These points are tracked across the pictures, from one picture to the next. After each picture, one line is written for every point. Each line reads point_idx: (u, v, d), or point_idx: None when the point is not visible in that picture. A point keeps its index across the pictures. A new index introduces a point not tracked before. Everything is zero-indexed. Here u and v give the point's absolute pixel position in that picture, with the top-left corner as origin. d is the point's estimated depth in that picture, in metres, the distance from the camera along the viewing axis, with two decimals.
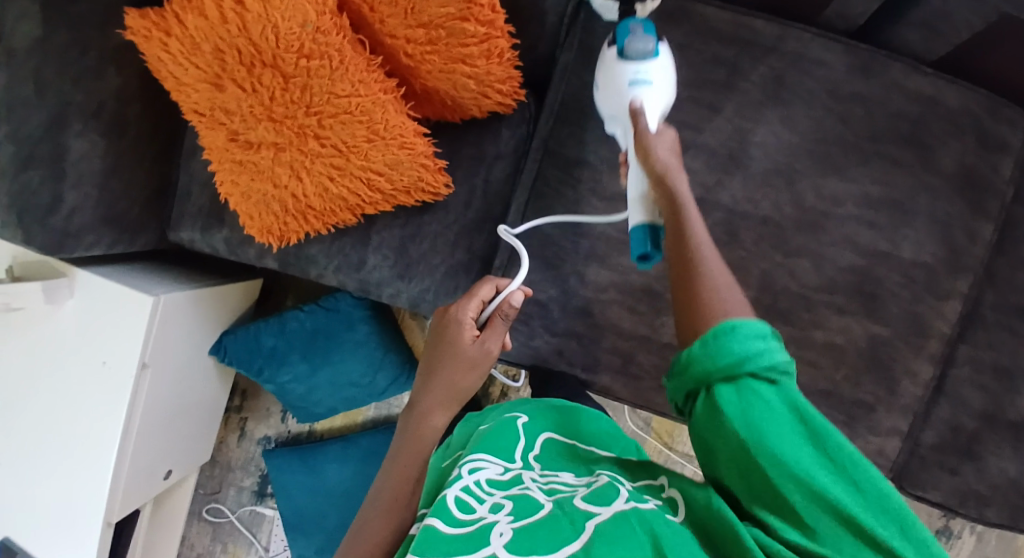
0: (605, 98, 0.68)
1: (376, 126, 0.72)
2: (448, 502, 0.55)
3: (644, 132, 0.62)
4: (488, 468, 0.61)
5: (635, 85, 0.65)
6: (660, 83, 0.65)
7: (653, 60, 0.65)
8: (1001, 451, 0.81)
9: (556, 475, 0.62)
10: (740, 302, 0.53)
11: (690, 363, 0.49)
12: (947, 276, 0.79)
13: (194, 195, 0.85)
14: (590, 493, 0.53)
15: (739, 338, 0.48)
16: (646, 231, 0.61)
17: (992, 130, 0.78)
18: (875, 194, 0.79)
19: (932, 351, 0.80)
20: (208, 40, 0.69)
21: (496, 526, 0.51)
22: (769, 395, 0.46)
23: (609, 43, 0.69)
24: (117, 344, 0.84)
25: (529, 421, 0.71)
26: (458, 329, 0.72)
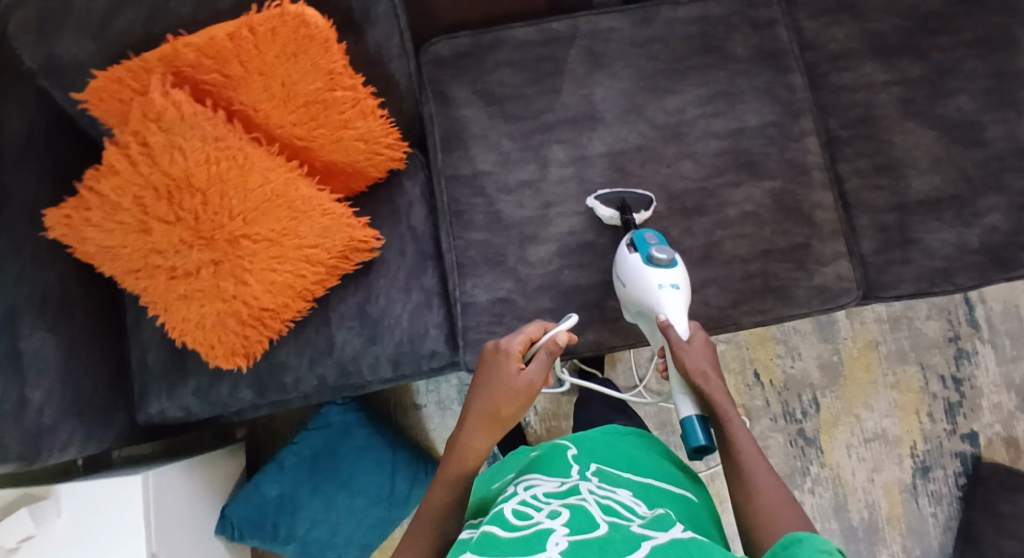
0: (633, 295, 0.83)
1: (295, 203, 0.81)
2: (509, 513, 0.65)
3: (678, 346, 0.75)
4: (545, 485, 0.72)
5: (660, 294, 0.80)
6: (677, 291, 0.80)
7: (669, 269, 0.80)
8: (930, 227, 0.92)
9: (611, 491, 0.70)
10: (793, 507, 0.64)
11: None
12: (793, 122, 0.94)
13: (151, 363, 0.88)
14: (644, 522, 0.63)
15: (807, 549, 0.52)
16: (699, 426, 0.74)
17: (757, 13, 0.97)
18: (706, 93, 0.95)
19: (821, 181, 0.93)
20: (125, 193, 0.76)
21: (553, 535, 0.59)
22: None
23: (628, 245, 0.84)
24: (119, 543, 0.80)
25: (580, 451, 0.80)
26: (504, 359, 0.77)
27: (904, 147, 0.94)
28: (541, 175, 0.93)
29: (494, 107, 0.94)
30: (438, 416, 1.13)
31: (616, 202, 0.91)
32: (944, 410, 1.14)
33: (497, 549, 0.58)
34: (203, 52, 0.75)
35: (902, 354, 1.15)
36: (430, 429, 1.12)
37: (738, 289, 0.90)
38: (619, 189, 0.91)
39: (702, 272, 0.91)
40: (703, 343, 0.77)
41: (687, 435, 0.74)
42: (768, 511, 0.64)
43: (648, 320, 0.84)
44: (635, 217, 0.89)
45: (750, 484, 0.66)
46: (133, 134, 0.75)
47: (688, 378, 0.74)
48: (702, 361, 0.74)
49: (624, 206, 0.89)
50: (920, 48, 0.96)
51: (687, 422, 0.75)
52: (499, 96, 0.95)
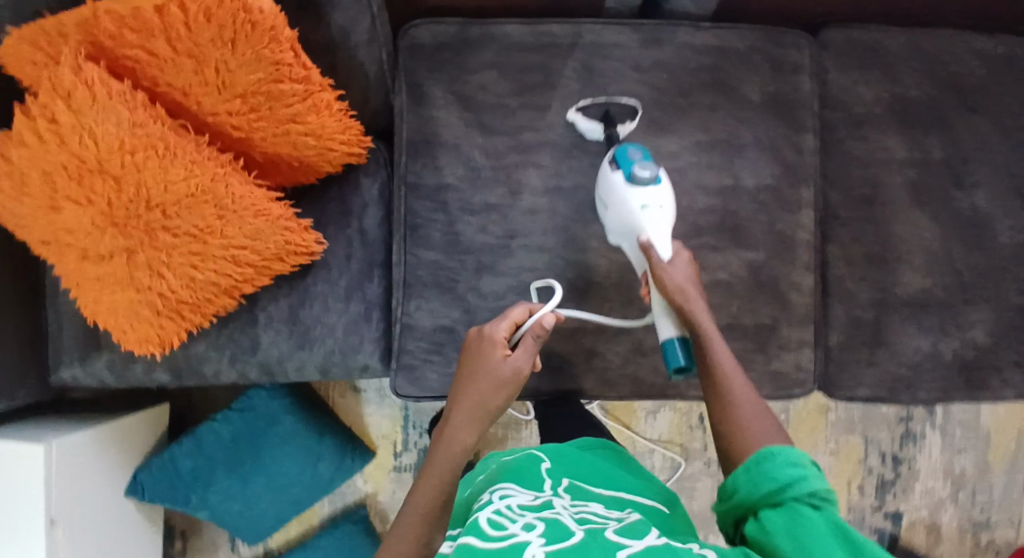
0: (615, 216, 0.76)
1: (223, 202, 0.74)
2: (480, 523, 0.54)
3: (658, 264, 0.69)
4: (517, 496, 0.62)
5: (642, 211, 0.72)
6: (662, 211, 0.72)
7: (655, 187, 0.73)
8: (907, 331, 0.86)
9: (585, 504, 0.63)
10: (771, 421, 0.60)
11: (735, 490, 0.55)
12: (791, 190, 0.86)
13: (66, 330, 0.83)
14: (620, 528, 0.55)
15: (779, 465, 0.53)
16: (679, 344, 0.68)
17: (782, 56, 0.86)
18: (705, 139, 0.85)
19: (805, 260, 0.86)
20: (33, 167, 0.69)
21: (528, 547, 0.49)
22: (812, 515, 0.50)
23: (610, 163, 0.76)
24: (16, 507, 0.78)
25: (553, 466, 0.71)
26: (490, 348, 0.69)
27: (904, 239, 0.86)
28: (509, 201, 0.85)
29: (471, 114, 0.85)
30: (375, 402, 1.12)
31: (597, 113, 0.85)
32: (876, 485, 1.13)
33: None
34: (126, 25, 0.66)
35: (850, 424, 1.12)
36: (365, 414, 1.12)
37: None
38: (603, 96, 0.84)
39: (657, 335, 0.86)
40: (686, 263, 0.70)
41: (667, 357, 0.68)
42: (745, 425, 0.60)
43: (630, 242, 0.76)
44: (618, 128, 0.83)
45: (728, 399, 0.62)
46: (43, 107, 0.67)
47: (667, 297, 0.68)
48: (685, 278, 0.68)
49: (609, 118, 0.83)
50: (949, 125, 0.87)
51: (667, 343, 0.69)
52: (480, 102, 0.85)
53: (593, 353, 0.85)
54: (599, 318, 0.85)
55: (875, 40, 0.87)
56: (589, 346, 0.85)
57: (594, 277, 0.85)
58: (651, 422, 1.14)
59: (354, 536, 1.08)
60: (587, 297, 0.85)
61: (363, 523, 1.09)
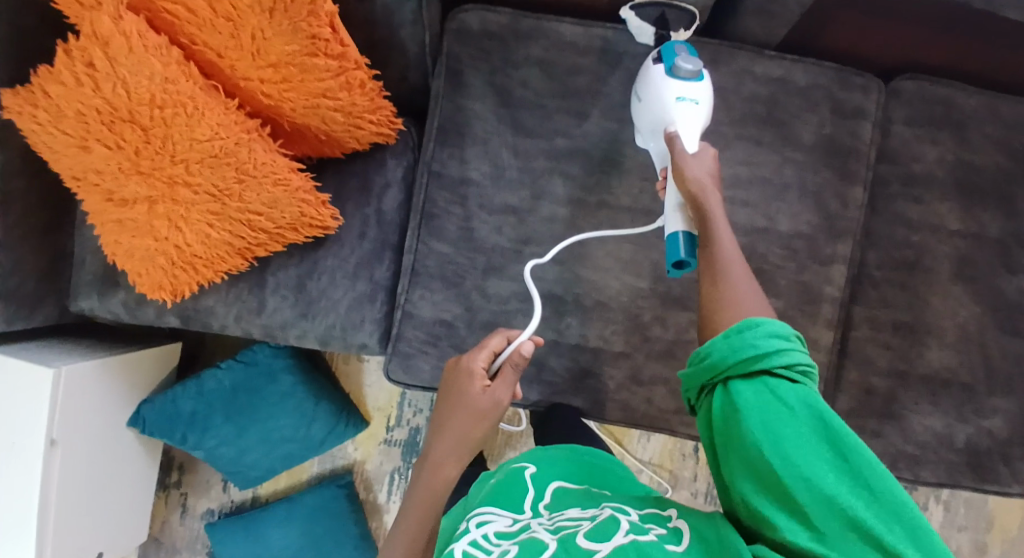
0: (646, 113, 0.71)
1: (244, 166, 0.74)
2: None
3: (679, 155, 0.64)
4: (496, 522, 0.62)
5: (676, 103, 0.68)
6: (697, 107, 0.68)
7: (694, 83, 0.68)
8: (922, 408, 0.82)
9: (562, 513, 0.62)
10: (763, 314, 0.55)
11: (709, 356, 0.53)
12: (827, 242, 0.81)
13: (89, 260, 0.86)
14: (591, 530, 0.54)
15: (759, 336, 0.51)
16: (683, 238, 0.63)
17: (845, 98, 0.81)
18: (745, 174, 0.81)
19: (828, 316, 0.82)
20: (67, 105, 0.69)
21: None
22: (787, 393, 0.49)
23: (652, 60, 0.72)
24: (21, 424, 0.83)
25: (537, 471, 0.71)
26: (467, 378, 0.69)
27: (937, 312, 0.82)
28: (530, 206, 0.83)
29: (507, 111, 0.83)
30: (376, 373, 1.15)
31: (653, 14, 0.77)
32: None
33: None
34: None
35: None
36: (365, 384, 1.15)
37: (686, 399, 0.84)
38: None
39: (656, 366, 0.84)
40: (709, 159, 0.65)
41: (669, 251, 0.64)
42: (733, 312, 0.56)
43: (655, 142, 0.72)
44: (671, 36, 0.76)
45: (723, 288, 0.57)
46: (83, 50, 0.67)
47: (681, 182, 0.63)
48: (702, 171, 0.63)
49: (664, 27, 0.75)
50: (1011, 203, 0.82)
51: (670, 237, 0.64)
52: (518, 99, 0.83)
53: (587, 372, 0.84)
54: (601, 339, 0.84)
55: (950, 96, 0.81)
56: (585, 365, 0.84)
57: (602, 297, 0.83)
58: (644, 443, 1.13)
59: (335, 499, 1.12)
60: (591, 316, 0.83)
61: (346, 489, 1.13)
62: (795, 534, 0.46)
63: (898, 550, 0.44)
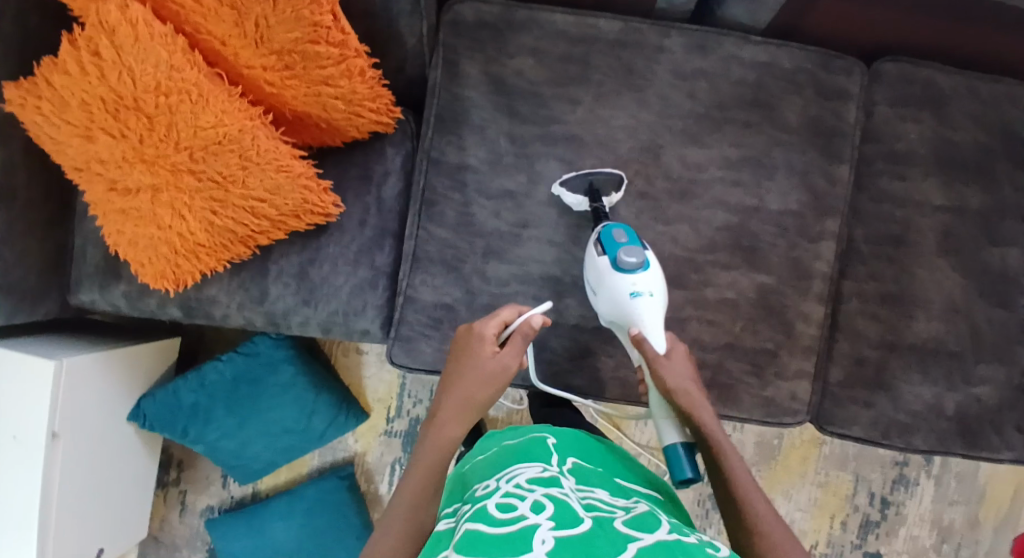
0: (604, 303, 0.75)
1: (248, 153, 0.75)
2: (489, 508, 0.58)
3: (659, 363, 0.71)
4: (529, 471, 0.65)
5: (635, 298, 0.72)
6: (654, 298, 0.73)
7: (644, 273, 0.73)
8: (911, 378, 0.85)
9: (591, 491, 0.64)
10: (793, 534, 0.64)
11: None
12: (815, 220, 0.84)
13: (90, 254, 0.86)
14: (629, 519, 0.57)
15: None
16: (683, 452, 0.73)
17: (829, 81, 0.84)
18: (734, 156, 0.84)
19: (818, 291, 0.85)
20: (72, 96, 0.70)
21: (537, 532, 0.52)
22: None
23: (596, 247, 0.76)
24: (25, 416, 0.83)
25: (559, 443, 0.75)
26: (480, 344, 0.76)
27: (924, 285, 0.84)
28: (527, 191, 0.85)
29: (502, 98, 0.85)
30: (375, 365, 1.16)
31: (581, 187, 0.83)
32: (860, 523, 1.13)
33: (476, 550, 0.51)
34: None
35: (843, 459, 1.13)
36: (364, 376, 1.16)
37: None
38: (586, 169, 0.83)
39: None
40: (683, 357, 0.74)
41: (673, 467, 0.73)
42: (767, 533, 0.64)
43: (621, 331, 0.77)
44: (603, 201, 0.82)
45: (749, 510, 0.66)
46: (88, 39, 0.68)
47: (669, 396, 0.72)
48: (681, 378, 0.72)
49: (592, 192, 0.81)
50: (992, 178, 0.85)
51: (672, 453, 0.73)
52: (512, 87, 0.85)
53: (586, 352, 0.86)
54: (599, 319, 0.86)
55: (929, 77, 0.84)
56: (584, 344, 0.86)
57: None
58: (641, 426, 1.15)
59: (338, 490, 1.12)
60: (589, 296, 0.86)
61: (348, 480, 1.14)
62: None
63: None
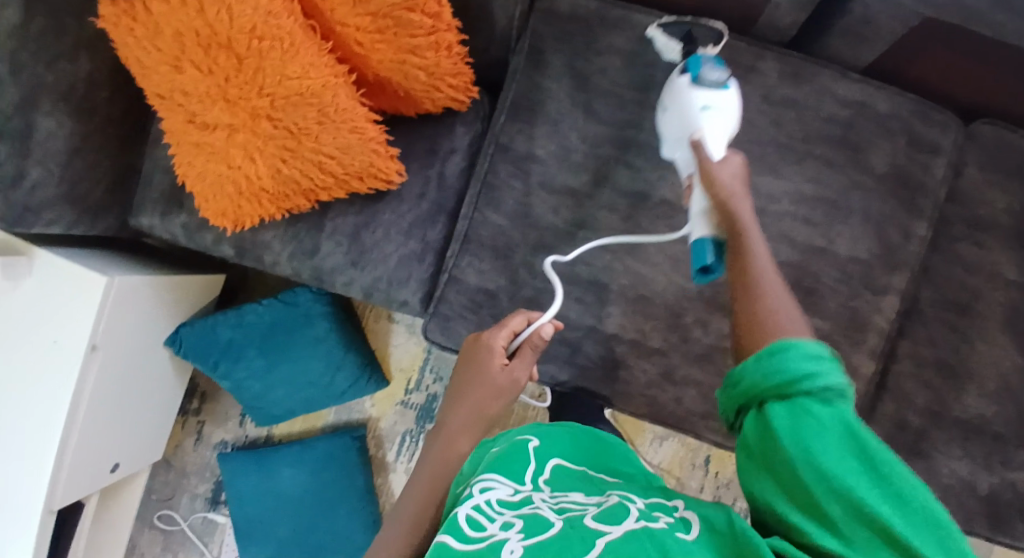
0: (672, 120, 0.75)
1: (326, 109, 0.75)
2: (459, 522, 0.55)
3: (709, 163, 0.69)
4: (498, 488, 0.61)
5: (702, 111, 0.71)
6: (722, 116, 0.71)
7: (720, 92, 0.72)
8: (950, 451, 0.82)
9: (565, 494, 0.62)
10: (793, 310, 0.62)
11: (743, 378, 0.52)
12: (882, 272, 0.81)
13: (156, 180, 0.88)
14: (600, 514, 0.54)
15: (795, 357, 0.50)
16: (710, 243, 0.68)
17: (923, 133, 0.81)
18: (810, 192, 0.82)
19: (871, 346, 0.82)
20: (167, 24, 0.72)
21: (507, 544, 0.51)
22: (820, 413, 0.47)
23: (679, 69, 0.75)
24: (68, 326, 0.86)
25: (541, 446, 0.70)
26: (488, 356, 0.76)
27: (980, 359, 0.81)
28: (591, 191, 0.84)
29: (581, 94, 0.83)
30: (404, 335, 1.16)
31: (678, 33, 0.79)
32: None
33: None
34: None
35: None
36: (391, 343, 1.16)
37: (715, 404, 0.84)
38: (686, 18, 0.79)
39: (690, 369, 0.84)
40: (737, 166, 0.70)
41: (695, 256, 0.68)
42: (770, 308, 0.61)
43: (680, 149, 0.75)
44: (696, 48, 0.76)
45: (757, 289, 0.62)
46: None
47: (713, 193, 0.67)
48: (731, 179, 0.68)
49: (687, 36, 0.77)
50: None
51: (697, 244, 0.68)
52: (594, 85, 0.83)
53: (620, 363, 0.85)
54: (638, 333, 0.84)
55: None
56: (619, 356, 0.85)
57: (647, 292, 0.84)
58: (656, 446, 1.14)
59: (347, 450, 1.13)
60: (633, 309, 0.84)
61: (359, 442, 1.15)
62: (821, 538, 0.44)
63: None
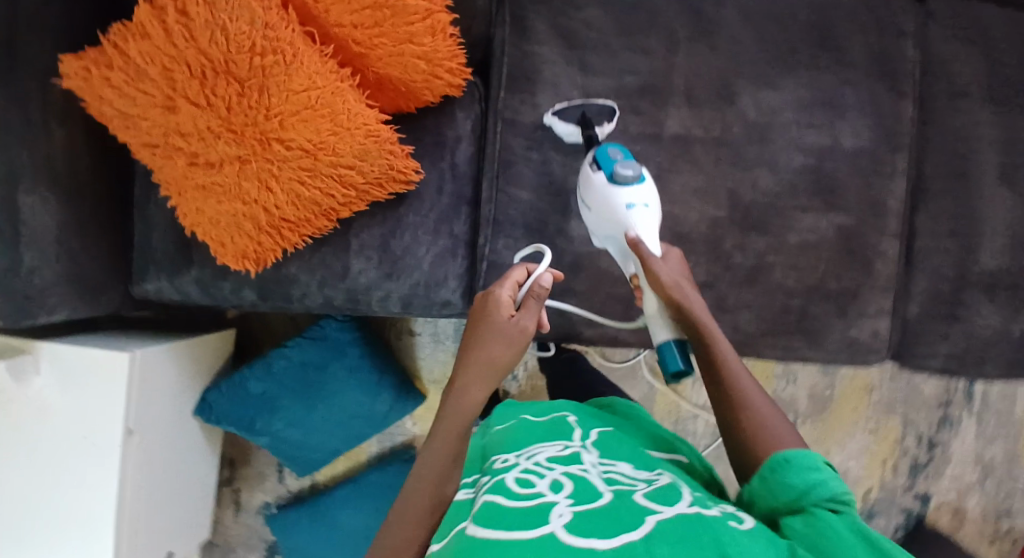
0: (599, 216, 0.74)
1: (339, 117, 0.72)
2: (508, 482, 0.57)
3: (649, 259, 0.69)
4: (546, 452, 0.64)
5: (630, 209, 0.71)
6: (648, 209, 0.72)
7: (637, 185, 0.72)
8: (983, 310, 0.87)
9: (613, 464, 0.63)
10: (783, 414, 0.63)
11: (754, 499, 0.58)
12: (888, 157, 0.86)
13: (155, 242, 0.82)
14: (651, 492, 0.56)
15: (795, 471, 0.56)
16: (676, 348, 0.69)
17: (888, 20, 0.86)
18: (807, 97, 0.85)
19: (894, 229, 0.87)
20: (153, 62, 0.68)
21: (555, 507, 0.53)
22: (834, 520, 0.52)
23: (592, 163, 0.75)
24: (95, 416, 0.78)
25: (580, 419, 0.74)
26: (494, 309, 0.65)
27: (988, 215, 0.87)
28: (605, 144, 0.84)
29: (573, 52, 0.84)
30: (429, 346, 1.11)
31: (574, 115, 0.83)
32: (909, 466, 1.14)
33: (499, 521, 0.51)
34: None
35: (892, 405, 1.13)
36: (418, 357, 1.11)
37: (773, 321, 0.86)
38: (579, 98, 0.83)
39: (741, 293, 0.86)
40: (677, 261, 0.72)
41: (665, 362, 0.69)
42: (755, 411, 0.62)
43: (610, 240, 0.75)
44: (596, 131, 0.82)
45: (742, 401, 0.63)
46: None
47: (664, 294, 0.68)
48: (671, 272, 0.69)
49: (585, 120, 0.81)
50: None
51: (665, 348, 0.69)
52: (582, 41, 0.84)
53: None
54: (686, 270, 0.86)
55: (976, 14, 0.87)
56: None
57: (683, 230, 0.85)
58: (697, 387, 1.15)
59: (403, 473, 1.09)
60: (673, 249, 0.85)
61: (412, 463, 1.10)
62: None
63: None
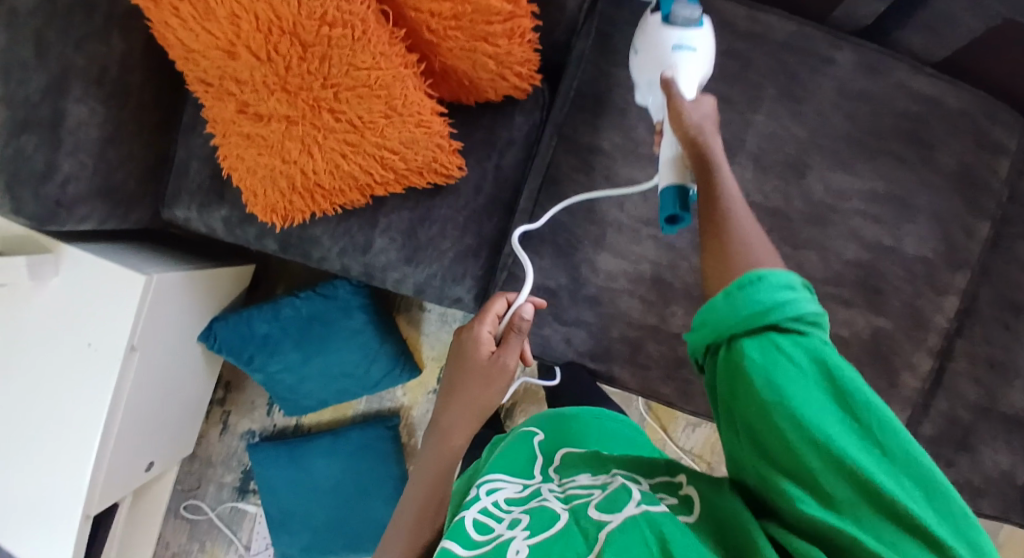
0: (642, 60, 0.66)
1: (394, 102, 0.70)
2: (465, 526, 0.49)
3: (677, 99, 0.59)
4: (506, 487, 0.55)
5: (677, 50, 0.63)
6: (697, 54, 0.63)
7: (695, 29, 0.63)
8: (994, 444, 0.83)
9: (573, 478, 0.54)
10: (773, 248, 0.50)
11: (707, 316, 0.45)
12: (946, 272, 0.82)
13: (195, 170, 0.83)
14: (604, 499, 0.47)
15: (766, 288, 0.43)
16: (674, 191, 0.57)
17: (989, 132, 0.80)
18: (881, 190, 0.81)
19: (931, 345, 0.83)
20: (222, 4, 0.66)
21: (512, 543, 0.45)
22: (798, 352, 0.42)
23: (653, 9, 0.66)
24: (104, 326, 0.80)
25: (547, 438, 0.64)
26: (473, 346, 0.67)
27: None
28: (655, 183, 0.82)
29: None
30: (436, 324, 1.12)
31: None
32: None
33: None
34: None
35: None
36: (423, 332, 1.13)
37: None
38: None
39: None
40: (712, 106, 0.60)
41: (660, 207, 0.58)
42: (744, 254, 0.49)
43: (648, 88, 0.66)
44: None
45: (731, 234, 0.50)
46: None
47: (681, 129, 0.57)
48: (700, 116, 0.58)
49: None
50: None
51: (664, 190, 0.58)
52: None
53: (683, 363, 0.85)
54: None
55: None
56: (683, 356, 0.85)
57: None
58: (687, 433, 1.14)
59: (382, 437, 1.11)
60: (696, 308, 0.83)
61: (393, 431, 1.12)
62: (805, 502, 0.41)
63: (909, 512, 0.39)
